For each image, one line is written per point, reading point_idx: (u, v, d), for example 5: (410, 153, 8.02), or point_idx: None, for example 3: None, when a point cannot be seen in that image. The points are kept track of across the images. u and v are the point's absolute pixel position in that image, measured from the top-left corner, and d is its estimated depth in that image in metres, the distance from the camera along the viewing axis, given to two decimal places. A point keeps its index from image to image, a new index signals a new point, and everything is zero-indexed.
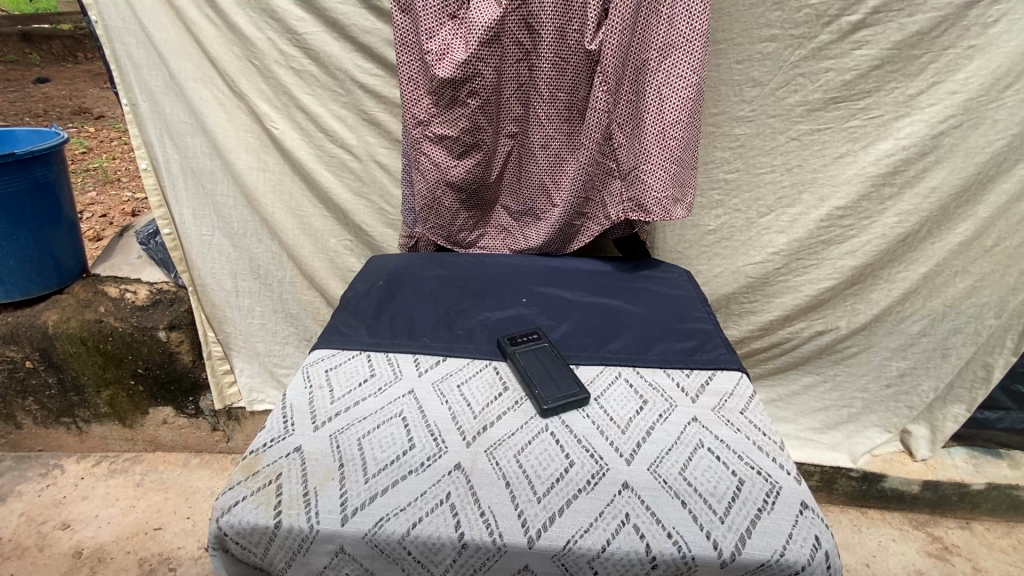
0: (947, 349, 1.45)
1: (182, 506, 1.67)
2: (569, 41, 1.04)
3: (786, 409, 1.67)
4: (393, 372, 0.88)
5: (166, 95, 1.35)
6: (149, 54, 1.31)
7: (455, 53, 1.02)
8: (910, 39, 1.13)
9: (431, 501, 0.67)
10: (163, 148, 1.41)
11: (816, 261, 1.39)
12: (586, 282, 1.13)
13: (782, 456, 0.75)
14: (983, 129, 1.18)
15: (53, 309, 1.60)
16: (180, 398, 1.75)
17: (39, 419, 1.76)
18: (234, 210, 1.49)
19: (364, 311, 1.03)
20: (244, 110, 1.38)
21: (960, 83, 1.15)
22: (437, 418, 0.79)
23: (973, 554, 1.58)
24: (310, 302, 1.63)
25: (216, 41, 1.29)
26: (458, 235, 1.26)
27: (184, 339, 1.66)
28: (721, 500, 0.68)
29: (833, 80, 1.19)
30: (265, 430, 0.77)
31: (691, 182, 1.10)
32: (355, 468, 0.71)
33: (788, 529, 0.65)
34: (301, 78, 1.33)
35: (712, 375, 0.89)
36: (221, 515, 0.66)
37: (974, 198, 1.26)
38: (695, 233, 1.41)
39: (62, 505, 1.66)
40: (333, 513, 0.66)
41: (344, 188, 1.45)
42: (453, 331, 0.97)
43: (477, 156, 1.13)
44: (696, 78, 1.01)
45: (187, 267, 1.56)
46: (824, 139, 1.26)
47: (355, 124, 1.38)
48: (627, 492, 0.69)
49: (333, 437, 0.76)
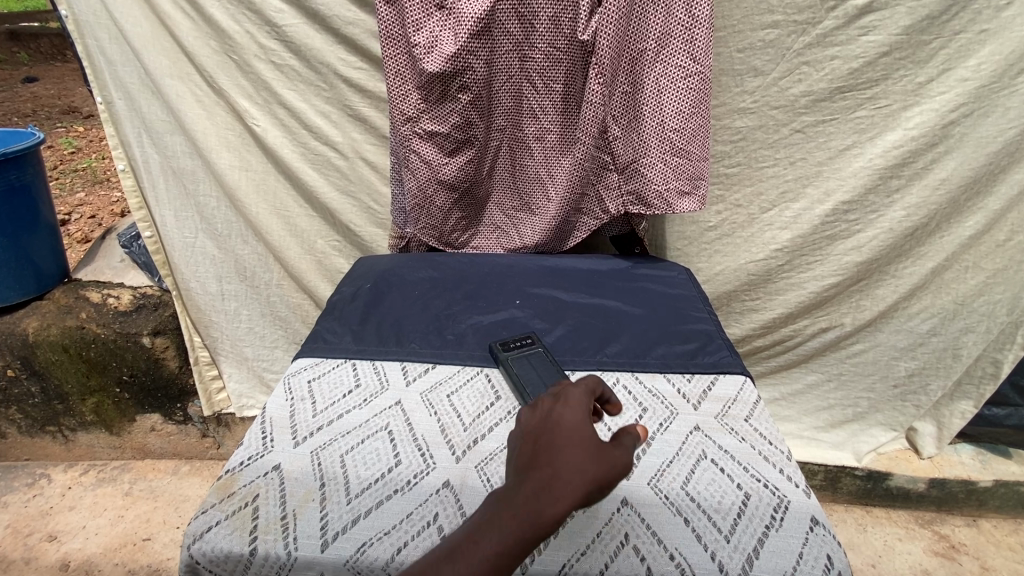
0: (957, 348, 1.41)
1: (172, 515, 1.63)
2: (562, 30, 0.99)
3: (789, 408, 1.64)
4: (379, 381, 0.83)
5: (142, 93, 1.30)
6: (122, 49, 1.26)
7: (444, 46, 0.98)
8: (919, 23, 1.08)
9: (417, 523, 0.63)
10: (141, 147, 1.36)
11: (820, 257, 1.34)
12: (583, 280, 1.09)
13: (789, 467, 0.71)
14: (994, 118, 1.13)
15: (33, 316, 1.55)
16: (167, 404, 1.71)
17: (24, 428, 1.71)
18: (217, 210, 1.45)
19: (349, 317, 0.98)
20: (223, 107, 1.33)
21: (971, 70, 1.10)
22: (424, 431, 0.75)
23: (980, 552, 1.55)
24: (298, 304, 1.58)
25: (191, 35, 1.24)
26: (451, 235, 1.22)
27: (169, 345, 1.61)
28: (726, 516, 0.64)
29: (838, 68, 1.14)
30: (242, 447, 0.73)
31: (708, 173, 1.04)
32: (335, 488, 0.67)
33: (798, 548, 0.61)
34: (281, 72, 1.28)
35: (715, 379, 0.84)
36: (192, 542, 0.62)
37: (985, 190, 1.21)
38: (694, 229, 1.36)
39: (49, 516, 1.62)
40: (312, 538, 0.62)
41: (329, 187, 1.39)
42: (443, 336, 0.93)
43: (469, 153, 1.09)
44: (696, 68, 0.97)
45: (169, 271, 1.51)
46: (829, 131, 1.21)
47: (340, 119, 1.32)
48: (626, 509, 0.65)
49: (315, 454, 0.71)
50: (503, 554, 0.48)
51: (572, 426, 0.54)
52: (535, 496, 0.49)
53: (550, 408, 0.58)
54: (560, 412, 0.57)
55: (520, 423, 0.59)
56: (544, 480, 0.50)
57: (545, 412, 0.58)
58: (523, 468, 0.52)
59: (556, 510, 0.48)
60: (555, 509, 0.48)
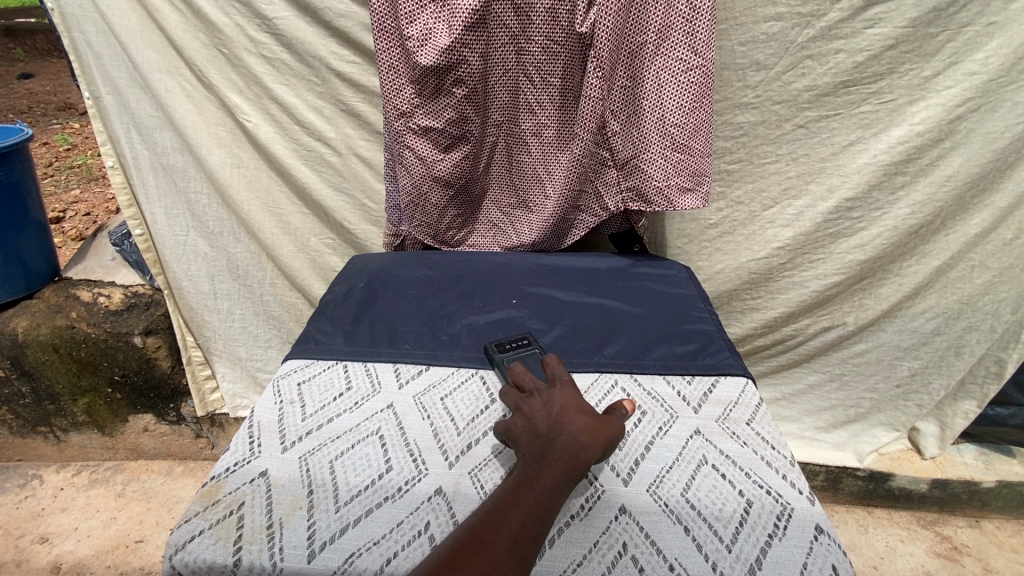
0: (961, 347, 1.39)
1: (165, 516, 1.61)
2: (560, 22, 0.96)
3: (790, 408, 1.62)
4: (371, 384, 0.81)
5: (131, 88, 1.28)
6: (109, 43, 1.23)
7: (438, 38, 0.95)
8: (925, 16, 1.06)
9: (408, 533, 0.61)
10: (130, 144, 1.34)
11: (822, 255, 1.32)
12: (581, 279, 1.07)
13: (793, 473, 0.68)
14: (1002, 113, 1.11)
15: (22, 315, 1.52)
16: (160, 405, 1.68)
17: (15, 428, 1.69)
18: (208, 207, 1.42)
19: (342, 317, 0.95)
20: (214, 102, 1.31)
21: (979, 63, 1.08)
22: (417, 436, 0.73)
23: (983, 553, 1.53)
24: (292, 303, 1.56)
25: (180, 28, 1.21)
26: (446, 233, 1.19)
27: (161, 344, 1.59)
28: (727, 525, 0.62)
29: (843, 62, 1.12)
30: (228, 452, 0.71)
31: (710, 169, 1.01)
32: (324, 496, 0.65)
33: (802, 558, 0.59)
34: (273, 66, 1.25)
35: (716, 381, 0.82)
36: (174, 552, 0.59)
37: (992, 187, 1.19)
38: (694, 227, 1.34)
39: (40, 517, 1.59)
40: (298, 549, 0.59)
41: (323, 183, 1.37)
42: (438, 336, 0.91)
43: (465, 149, 1.07)
44: (698, 61, 0.94)
45: (161, 269, 1.49)
46: (832, 126, 1.19)
47: (333, 114, 1.30)
48: (625, 518, 0.63)
49: (303, 460, 0.69)
50: (558, 489, 0.58)
51: (574, 399, 0.69)
52: (571, 443, 0.62)
53: (545, 391, 0.71)
54: (558, 390, 0.71)
55: (521, 407, 0.70)
56: (574, 432, 0.63)
57: (541, 396, 0.70)
58: (551, 426, 0.65)
59: (591, 453, 0.62)
60: (589, 453, 0.61)
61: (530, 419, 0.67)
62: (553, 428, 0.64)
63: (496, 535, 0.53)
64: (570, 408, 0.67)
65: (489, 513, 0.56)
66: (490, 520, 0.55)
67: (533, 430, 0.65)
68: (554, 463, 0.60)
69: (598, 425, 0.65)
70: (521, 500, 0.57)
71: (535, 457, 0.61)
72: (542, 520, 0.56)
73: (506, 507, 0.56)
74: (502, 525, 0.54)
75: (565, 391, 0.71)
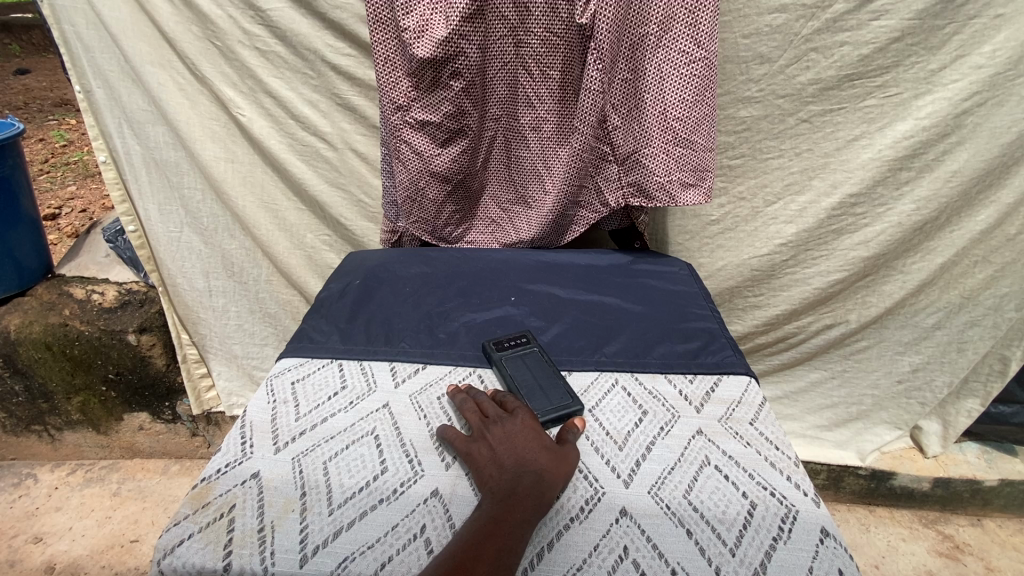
0: (964, 344, 1.37)
1: (161, 516, 1.59)
2: (560, 14, 0.94)
3: (792, 406, 1.60)
4: (367, 383, 0.79)
5: (122, 81, 1.26)
6: (100, 35, 1.21)
7: (435, 30, 0.93)
8: (932, 7, 1.04)
9: (403, 536, 0.59)
10: (123, 138, 1.32)
11: (825, 252, 1.30)
12: (580, 277, 1.05)
13: (797, 474, 0.67)
14: (1009, 106, 1.09)
15: (15, 312, 1.50)
16: (155, 403, 1.67)
17: (9, 427, 1.68)
18: (203, 203, 1.40)
19: (337, 315, 0.94)
20: (207, 96, 1.28)
21: (986, 56, 1.06)
22: (413, 437, 0.71)
23: (985, 552, 1.52)
24: (288, 300, 1.55)
25: (172, 20, 1.19)
26: (444, 229, 1.17)
27: (155, 342, 1.57)
28: (731, 528, 0.60)
29: (848, 54, 1.10)
30: (220, 453, 0.69)
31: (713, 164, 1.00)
32: (317, 498, 0.63)
33: (808, 562, 0.57)
34: (267, 59, 1.23)
35: (718, 380, 0.81)
36: (163, 557, 0.58)
37: (998, 182, 1.17)
38: (696, 223, 1.32)
39: (34, 517, 1.58)
40: (290, 553, 0.58)
41: (319, 179, 1.35)
42: (435, 335, 0.89)
43: (462, 144, 1.05)
44: (700, 54, 0.93)
45: (155, 266, 1.47)
46: (837, 120, 1.17)
47: (329, 109, 1.28)
48: (625, 521, 0.61)
49: (296, 461, 0.68)
50: (532, 523, 0.59)
51: (535, 429, 0.68)
52: (537, 480, 0.62)
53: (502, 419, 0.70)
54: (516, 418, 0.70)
55: (483, 435, 0.68)
56: (541, 470, 0.63)
57: (503, 423, 0.69)
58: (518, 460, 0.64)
59: (555, 489, 0.62)
60: (555, 490, 0.62)
61: (494, 450, 0.66)
62: (519, 464, 0.64)
63: (477, 565, 0.54)
64: (532, 439, 0.67)
65: (477, 540, 0.57)
66: (468, 551, 0.55)
67: (498, 464, 0.64)
68: (523, 500, 0.60)
69: (560, 459, 0.65)
70: (499, 530, 0.57)
71: (504, 494, 0.61)
72: (515, 550, 0.56)
73: (484, 536, 0.57)
74: (481, 554, 0.55)
75: (525, 417, 0.70)
